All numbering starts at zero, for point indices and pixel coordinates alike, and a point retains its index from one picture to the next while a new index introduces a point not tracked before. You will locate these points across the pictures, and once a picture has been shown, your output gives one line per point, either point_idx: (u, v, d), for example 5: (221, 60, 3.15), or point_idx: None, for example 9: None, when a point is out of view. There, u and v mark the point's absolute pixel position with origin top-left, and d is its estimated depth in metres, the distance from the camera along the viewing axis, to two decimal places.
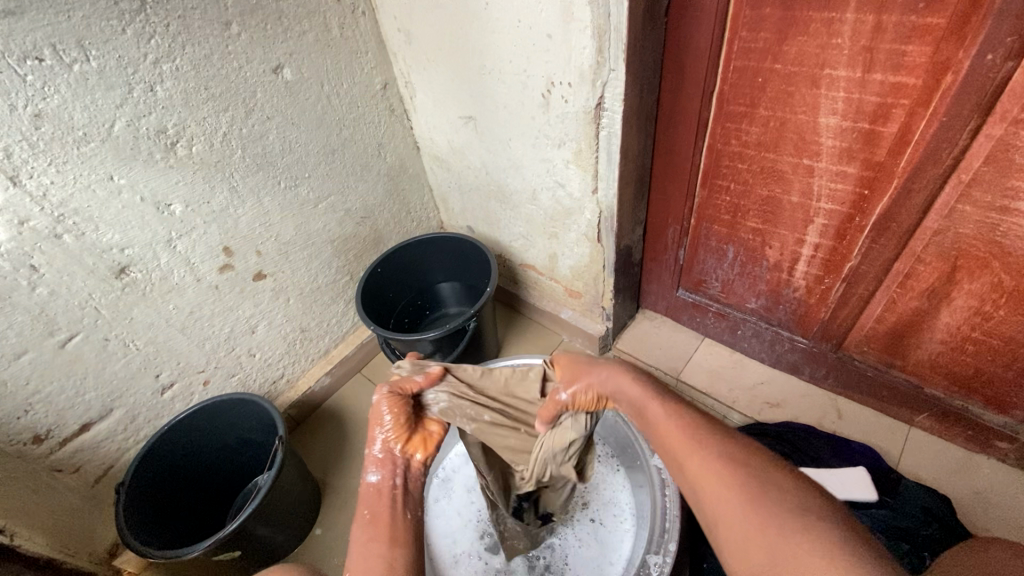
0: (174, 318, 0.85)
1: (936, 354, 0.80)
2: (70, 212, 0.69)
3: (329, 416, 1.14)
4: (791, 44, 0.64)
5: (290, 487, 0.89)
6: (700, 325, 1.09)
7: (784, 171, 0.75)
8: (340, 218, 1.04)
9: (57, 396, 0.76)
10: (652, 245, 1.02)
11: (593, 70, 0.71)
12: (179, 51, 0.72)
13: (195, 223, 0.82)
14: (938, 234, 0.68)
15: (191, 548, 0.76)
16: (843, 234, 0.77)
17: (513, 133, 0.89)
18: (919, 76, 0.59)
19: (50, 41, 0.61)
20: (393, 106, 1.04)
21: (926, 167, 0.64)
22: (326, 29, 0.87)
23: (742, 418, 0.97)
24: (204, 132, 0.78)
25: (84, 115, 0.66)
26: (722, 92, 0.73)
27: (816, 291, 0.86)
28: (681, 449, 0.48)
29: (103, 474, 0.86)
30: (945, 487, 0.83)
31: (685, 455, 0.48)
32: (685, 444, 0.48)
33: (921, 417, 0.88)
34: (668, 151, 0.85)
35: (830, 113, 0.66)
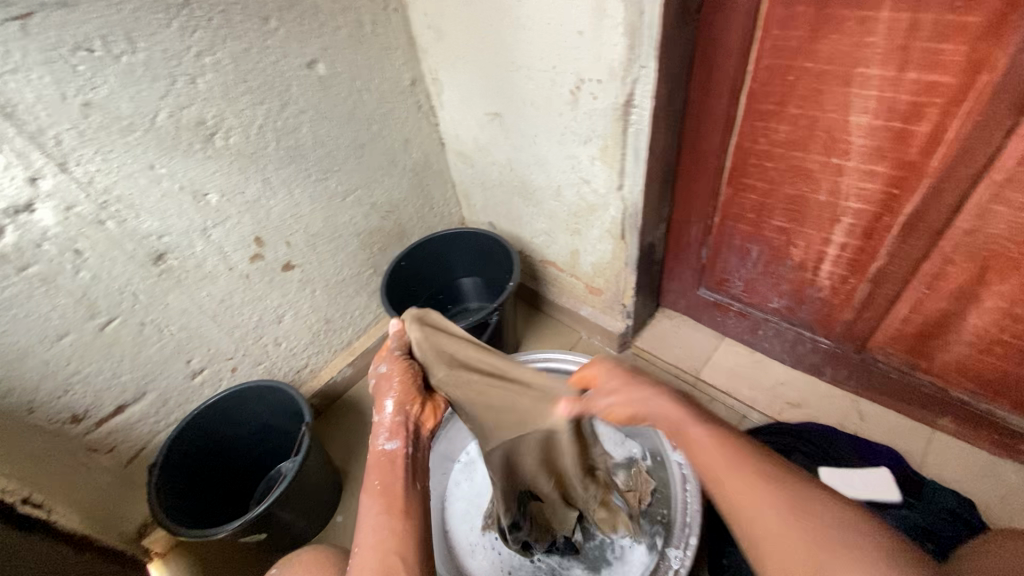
0: (206, 305, 0.88)
1: (963, 357, 0.80)
2: (113, 199, 0.71)
3: (350, 407, 1.16)
4: (823, 43, 0.64)
5: (314, 474, 0.90)
6: (721, 324, 1.09)
7: (811, 169, 0.76)
8: (366, 212, 1.06)
9: (95, 377, 0.79)
10: (675, 243, 1.02)
11: (623, 67, 0.72)
12: (220, 45, 0.74)
13: (228, 213, 0.84)
14: (968, 234, 0.68)
15: (219, 529, 0.78)
16: (871, 234, 0.77)
17: (539, 130, 0.90)
18: (954, 76, 0.59)
19: (100, 32, 0.63)
20: (421, 103, 1.06)
21: (958, 166, 0.64)
22: (359, 26, 0.88)
23: (762, 417, 0.97)
24: (241, 124, 0.80)
25: (130, 105, 0.69)
26: (752, 90, 0.74)
27: (841, 291, 0.86)
28: (721, 478, 0.46)
29: (136, 456, 0.89)
30: (969, 491, 0.82)
31: (726, 484, 0.45)
32: (727, 478, 0.45)
33: (945, 420, 0.88)
34: (694, 149, 0.85)
35: (861, 112, 0.67)
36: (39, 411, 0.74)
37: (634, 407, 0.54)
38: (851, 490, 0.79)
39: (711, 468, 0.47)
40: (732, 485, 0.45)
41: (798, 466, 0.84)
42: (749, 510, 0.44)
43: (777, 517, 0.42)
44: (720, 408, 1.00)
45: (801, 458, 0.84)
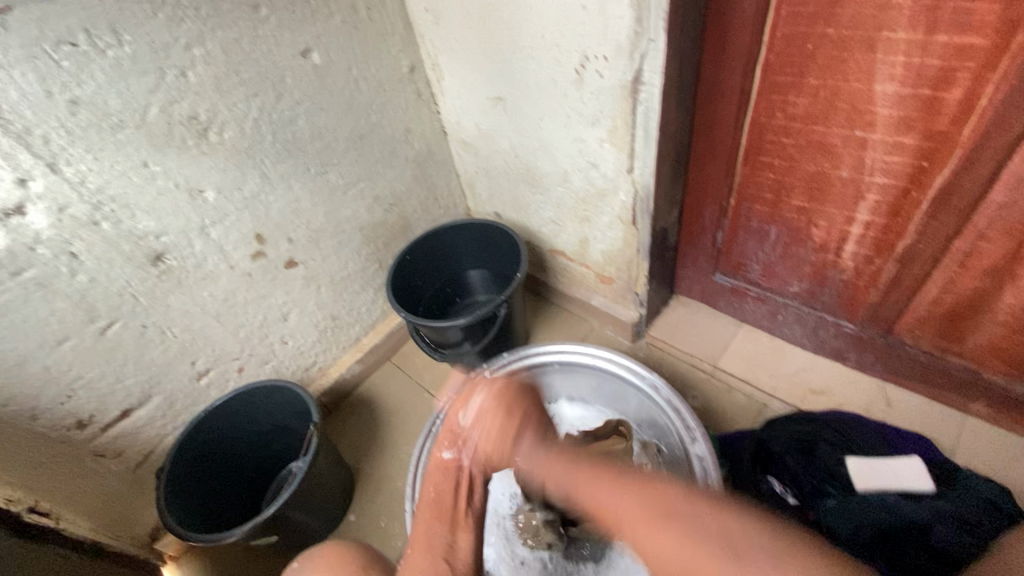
0: (209, 305, 0.86)
1: (998, 338, 0.75)
2: (107, 199, 0.69)
3: (360, 404, 1.14)
4: (845, 6, 0.60)
5: (324, 474, 0.89)
6: (738, 310, 1.05)
7: (833, 144, 0.71)
8: (368, 205, 1.03)
9: (99, 381, 0.77)
10: (689, 227, 0.98)
11: (630, 42, 0.68)
12: (210, 35, 0.71)
13: (227, 210, 0.82)
14: (1005, 208, 0.64)
15: (228, 533, 0.77)
16: (898, 210, 0.72)
17: (544, 113, 0.87)
18: (990, 35, 0.54)
19: (83, 26, 0.61)
20: (420, 90, 1.02)
21: (994, 134, 0.59)
22: (353, 11, 0.85)
23: (784, 405, 0.94)
24: (235, 117, 0.77)
25: (118, 101, 0.66)
26: (767, 62, 0.70)
27: (866, 272, 0.82)
28: (619, 511, 0.48)
29: (144, 460, 0.88)
30: (1005, 479, 0.79)
31: (601, 511, 0.50)
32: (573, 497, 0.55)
33: (978, 404, 0.84)
34: (706, 128, 0.81)
35: (887, 80, 0.62)
36: (43, 417, 0.73)
37: (521, 459, 0.62)
38: (881, 481, 0.76)
39: (595, 498, 0.51)
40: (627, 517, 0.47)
41: (825, 457, 0.79)
42: (643, 536, 0.45)
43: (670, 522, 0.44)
44: (739, 397, 0.97)
45: (827, 449, 0.80)
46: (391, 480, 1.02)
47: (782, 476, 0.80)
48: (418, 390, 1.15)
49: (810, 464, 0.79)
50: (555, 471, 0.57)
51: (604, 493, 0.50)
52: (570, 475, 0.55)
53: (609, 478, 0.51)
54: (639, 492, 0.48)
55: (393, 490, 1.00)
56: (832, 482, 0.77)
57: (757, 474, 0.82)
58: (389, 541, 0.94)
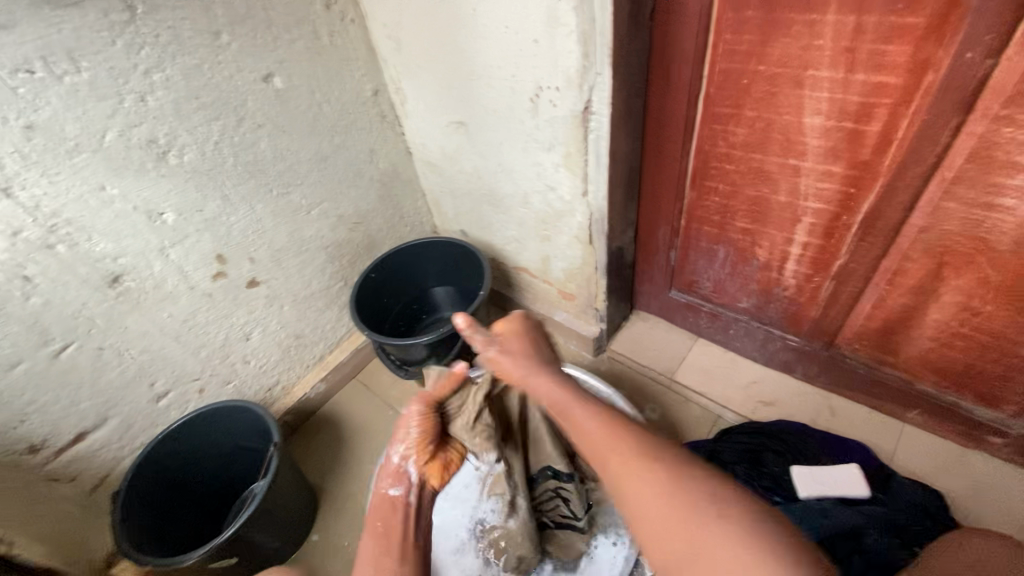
0: (168, 326, 0.86)
1: (926, 350, 0.81)
2: (62, 222, 0.69)
3: (325, 422, 1.15)
4: (774, 46, 0.65)
5: (285, 494, 0.88)
6: (693, 325, 1.09)
7: (771, 171, 0.76)
8: (333, 225, 1.04)
9: (53, 405, 0.76)
10: (644, 246, 1.02)
11: (580, 74, 0.71)
12: (169, 61, 0.72)
13: (187, 231, 0.82)
14: (923, 231, 0.69)
15: (184, 557, 0.76)
16: (831, 233, 0.77)
17: (503, 138, 0.90)
18: (900, 76, 0.59)
19: (40, 53, 0.62)
20: (384, 113, 1.05)
21: (910, 165, 0.65)
22: (316, 37, 0.87)
23: (736, 417, 0.98)
24: (195, 140, 0.78)
25: (75, 126, 0.67)
26: (708, 94, 0.74)
27: (807, 290, 0.87)
28: (614, 463, 0.49)
29: (100, 484, 0.87)
30: (938, 483, 0.84)
31: (601, 453, 0.51)
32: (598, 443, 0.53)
33: (913, 412, 0.89)
34: (656, 153, 0.86)
35: (814, 113, 0.67)
36: None
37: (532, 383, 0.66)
38: (821, 488, 0.79)
39: (596, 445, 0.52)
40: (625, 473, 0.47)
41: (770, 466, 0.84)
42: (632, 493, 0.46)
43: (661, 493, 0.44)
44: (694, 410, 1.01)
45: (772, 458, 0.85)
46: (355, 498, 1.02)
47: None
48: (384, 407, 1.16)
49: (756, 472, 0.83)
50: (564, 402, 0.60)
51: (604, 446, 0.51)
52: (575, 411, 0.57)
53: (615, 433, 0.52)
54: (640, 455, 0.48)
55: (357, 509, 1.00)
56: (778, 491, 0.81)
57: None
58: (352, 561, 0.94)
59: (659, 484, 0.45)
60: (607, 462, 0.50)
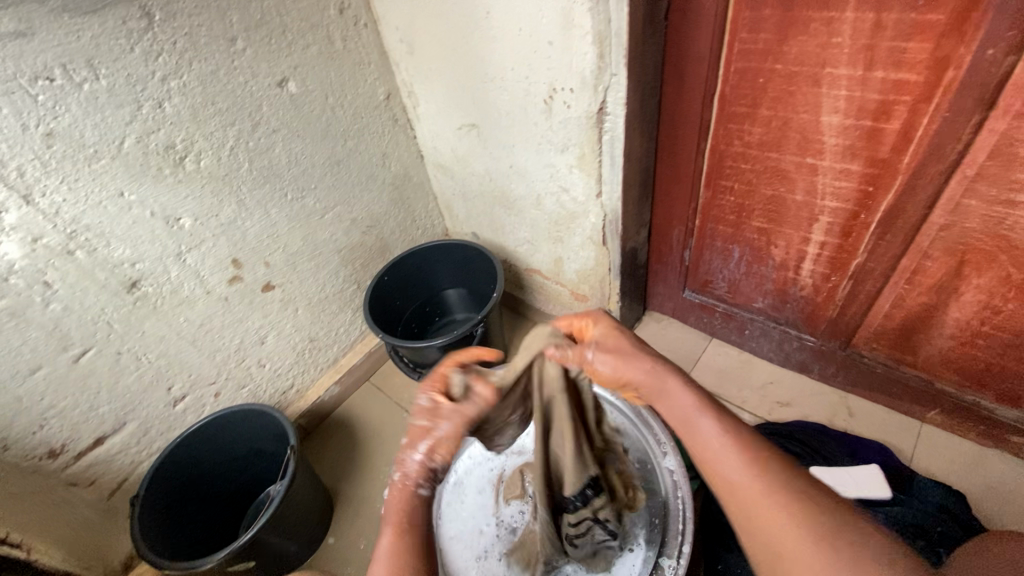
0: (185, 331, 0.86)
1: (947, 349, 0.80)
2: (82, 228, 0.70)
3: (339, 426, 1.15)
4: (791, 44, 0.64)
5: (302, 497, 0.89)
6: (708, 325, 1.09)
7: (787, 170, 0.76)
8: (346, 228, 1.05)
9: (72, 410, 0.77)
10: (658, 247, 1.02)
11: (594, 75, 0.71)
12: (186, 67, 0.73)
13: (203, 236, 0.83)
14: (944, 229, 0.68)
15: (206, 559, 0.77)
16: (849, 232, 0.77)
17: (516, 140, 0.90)
18: (921, 73, 0.59)
19: (60, 62, 0.62)
20: (396, 116, 1.05)
21: (930, 162, 0.64)
22: (329, 42, 0.88)
23: (752, 417, 0.97)
24: (212, 146, 0.79)
25: (94, 133, 0.67)
26: (723, 93, 0.74)
27: (823, 289, 0.86)
28: (734, 480, 0.47)
29: (118, 488, 0.87)
30: (960, 484, 0.82)
31: (711, 466, 0.49)
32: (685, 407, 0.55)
33: (933, 412, 0.88)
34: (670, 153, 0.85)
35: (832, 112, 0.67)
36: (13, 448, 0.73)
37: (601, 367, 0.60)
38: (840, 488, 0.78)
39: (706, 451, 0.50)
40: (749, 495, 0.45)
41: None
42: (760, 516, 0.44)
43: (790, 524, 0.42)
44: None
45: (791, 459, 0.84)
46: (370, 501, 1.02)
47: None
48: (397, 410, 1.16)
49: None
50: (664, 396, 0.55)
51: (718, 453, 0.49)
52: (679, 407, 0.54)
53: (732, 448, 0.48)
54: (762, 475, 0.45)
55: (372, 512, 1.00)
56: None
57: None
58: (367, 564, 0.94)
59: (794, 521, 0.42)
60: (723, 474, 0.48)
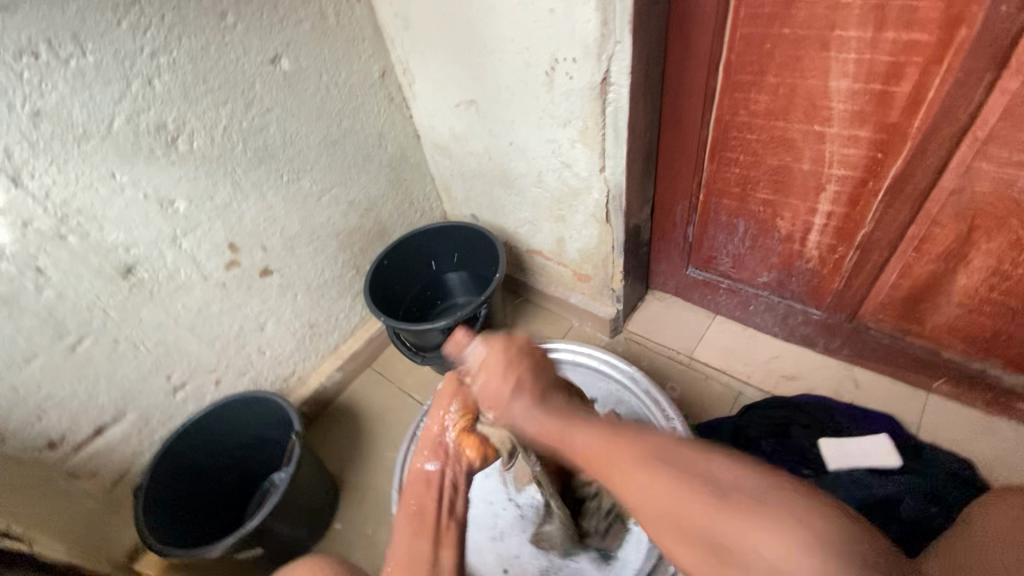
0: (183, 317, 0.84)
1: (954, 318, 0.79)
2: (73, 211, 0.68)
3: (342, 412, 1.14)
4: (799, 7, 0.63)
5: (308, 483, 0.88)
6: (711, 302, 1.08)
7: (794, 139, 0.75)
8: (344, 211, 1.03)
9: (70, 400, 0.75)
10: (661, 223, 1.01)
11: (598, 44, 0.70)
12: (176, 43, 0.70)
13: (199, 220, 0.81)
14: (954, 194, 0.68)
15: (211, 547, 0.75)
16: (856, 201, 0.76)
17: (516, 116, 0.88)
18: (932, 32, 0.58)
19: (45, 36, 0.60)
20: (392, 95, 1.02)
21: (941, 125, 0.63)
22: (322, 18, 0.85)
23: (758, 392, 0.97)
24: (204, 126, 0.76)
25: (83, 111, 0.65)
26: (729, 61, 0.72)
27: (830, 261, 0.86)
28: (594, 458, 0.38)
29: (120, 479, 0.85)
30: (967, 451, 0.83)
31: (575, 451, 0.41)
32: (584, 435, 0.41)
33: (939, 382, 0.88)
34: (674, 126, 0.84)
35: (841, 76, 0.65)
36: (11, 439, 0.71)
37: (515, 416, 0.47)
38: (851, 459, 0.78)
39: (566, 440, 0.42)
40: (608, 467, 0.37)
41: (797, 439, 0.83)
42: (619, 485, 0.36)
43: (642, 475, 0.35)
44: (716, 386, 1.00)
45: (799, 431, 0.84)
46: (376, 487, 1.01)
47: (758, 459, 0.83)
48: (401, 395, 1.15)
49: (783, 446, 0.83)
50: (514, 398, 0.49)
51: (579, 434, 0.41)
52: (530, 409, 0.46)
53: (584, 431, 0.41)
54: (613, 446, 0.38)
55: (379, 497, 1.00)
56: (806, 464, 0.80)
57: None
58: (376, 549, 0.93)
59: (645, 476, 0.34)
60: (585, 454, 0.39)
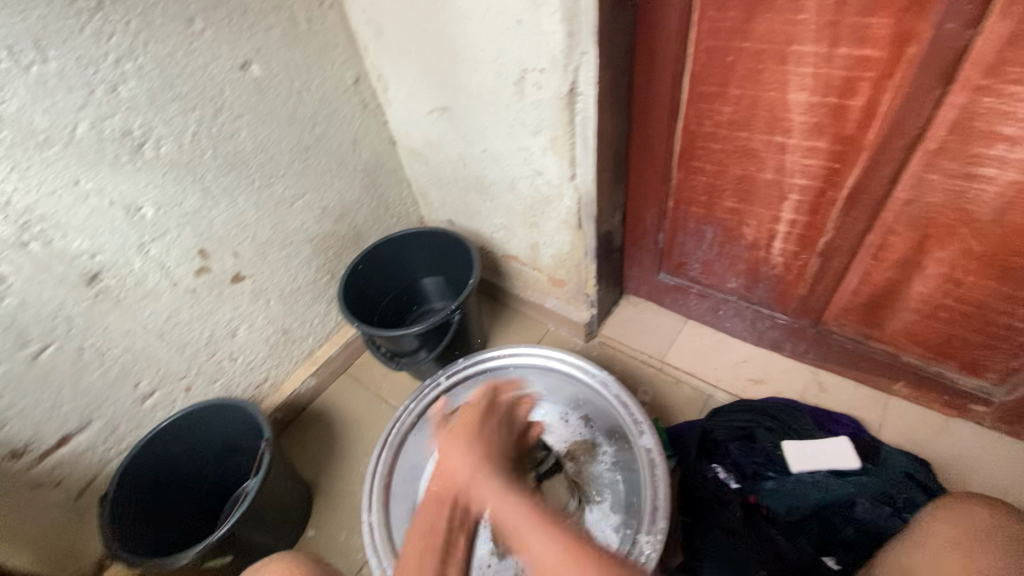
0: (151, 324, 0.84)
1: (911, 322, 0.82)
2: (36, 219, 0.67)
3: (317, 418, 1.13)
4: (758, 22, 0.64)
5: (279, 490, 0.87)
6: (683, 307, 1.10)
7: (757, 149, 0.76)
8: (317, 217, 1.03)
9: (33, 409, 0.74)
10: (633, 230, 1.02)
11: (565, 54, 0.71)
12: (142, 49, 0.70)
13: (167, 226, 0.80)
14: (907, 205, 0.70)
15: (176, 557, 0.74)
16: (817, 209, 0.78)
17: (488, 123, 0.89)
18: (883, 49, 0.60)
19: (5, 43, 0.59)
20: (366, 101, 1.03)
21: (893, 139, 0.65)
22: (293, 24, 0.85)
23: (727, 396, 0.99)
24: (172, 132, 0.76)
25: (45, 118, 0.64)
26: (693, 73, 0.74)
27: (794, 267, 0.88)
28: (522, 526, 0.47)
29: (87, 488, 0.84)
30: (924, 452, 0.85)
31: (516, 527, 0.48)
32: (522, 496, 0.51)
33: (899, 385, 0.91)
34: (643, 134, 0.86)
35: (799, 89, 0.67)
36: None
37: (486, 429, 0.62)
38: (813, 461, 0.80)
39: (504, 503, 0.50)
40: (539, 553, 0.45)
41: (762, 442, 0.85)
42: (538, 549, 0.45)
43: (566, 559, 0.43)
44: (686, 390, 1.02)
45: (764, 433, 0.85)
46: (350, 492, 1.01)
47: (725, 462, 0.84)
48: (376, 400, 1.15)
49: (749, 449, 0.84)
50: (483, 465, 0.54)
51: (502, 496, 0.51)
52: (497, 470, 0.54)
53: (530, 512, 0.48)
54: (542, 524, 0.47)
55: (353, 502, 1.00)
56: (770, 466, 0.82)
57: (704, 463, 0.84)
58: (349, 554, 0.93)
59: (580, 570, 0.42)
60: (522, 537, 0.47)
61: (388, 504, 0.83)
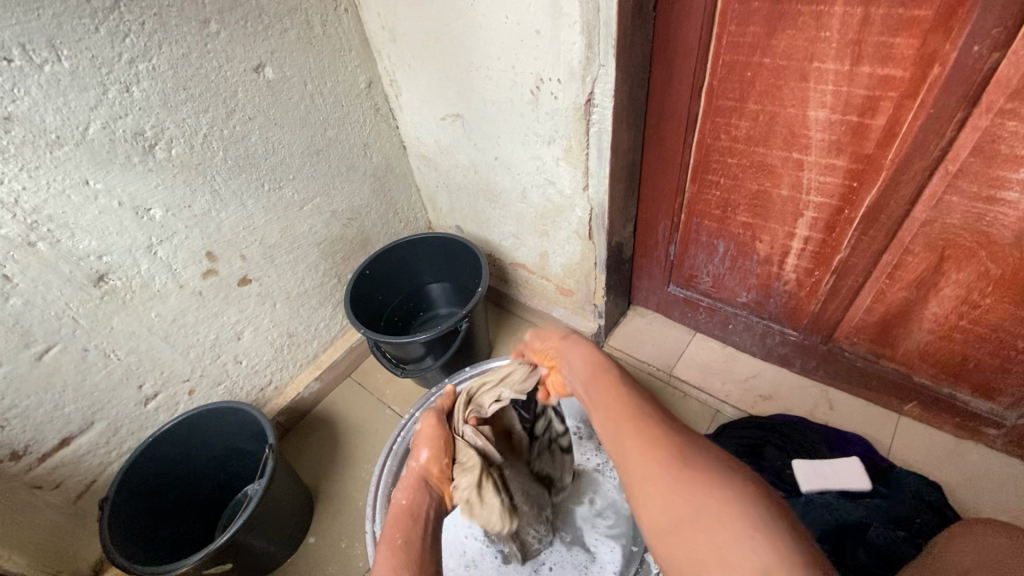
0: (157, 326, 0.83)
1: (925, 343, 0.81)
2: (44, 219, 0.66)
3: (319, 423, 1.12)
4: (780, 38, 0.64)
5: (280, 496, 0.86)
6: (692, 320, 1.09)
7: (773, 165, 0.76)
8: (326, 220, 1.02)
9: (35, 410, 0.73)
10: (643, 241, 1.02)
11: (583, 65, 0.70)
12: (156, 49, 0.69)
13: (176, 228, 0.79)
14: (926, 225, 0.69)
15: (178, 563, 0.73)
16: (832, 227, 0.77)
17: (502, 131, 0.88)
18: (907, 69, 0.59)
19: (19, 41, 0.58)
20: (378, 105, 1.02)
21: (914, 159, 0.64)
22: (308, 27, 0.84)
23: (735, 411, 0.98)
24: (184, 133, 0.75)
25: (56, 117, 0.64)
26: (711, 87, 0.73)
27: (806, 284, 0.87)
28: (619, 419, 0.45)
29: (86, 490, 0.83)
30: (935, 474, 0.84)
31: (612, 420, 0.46)
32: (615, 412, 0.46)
33: (910, 405, 0.90)
34: (657, 147, 0.85)
35: (819, 106, 0.67)
36: None
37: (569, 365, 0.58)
38: (823, 481, 0.79)
39: (605, 404, 0.48)
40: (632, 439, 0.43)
41: (771, 460, 0.84)
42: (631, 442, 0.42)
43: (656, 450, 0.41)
44: (693, 404, 1.02)
45: (774, 451, 0.84)
46: (352, 499, 1.00)
47: None
48: (380, 406, 1.14)
49: (758, 467, 0.83)
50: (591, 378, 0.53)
51: (603, 401, 0.49)
52: (603, 377, 0.51)
53: (634, 409, 0.45)
54: (642, 422, 0.44)
55: (355, 510, 0.99)
56: (780, 485, 0.80)
57: None
58: (349, 563, 0.92)
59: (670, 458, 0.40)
60: (620, 426, 0.45)
61: (391, 514, 0.82)
